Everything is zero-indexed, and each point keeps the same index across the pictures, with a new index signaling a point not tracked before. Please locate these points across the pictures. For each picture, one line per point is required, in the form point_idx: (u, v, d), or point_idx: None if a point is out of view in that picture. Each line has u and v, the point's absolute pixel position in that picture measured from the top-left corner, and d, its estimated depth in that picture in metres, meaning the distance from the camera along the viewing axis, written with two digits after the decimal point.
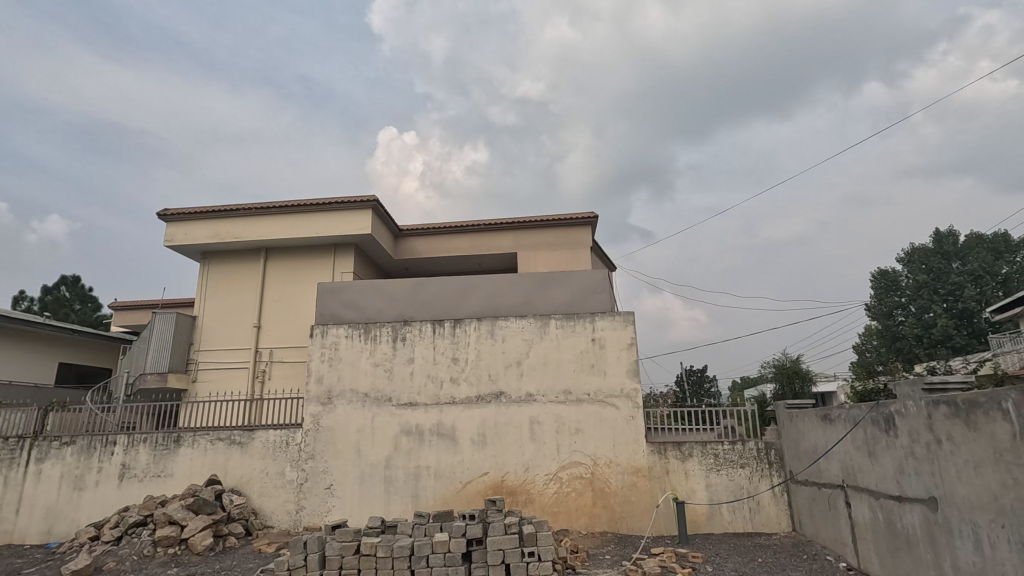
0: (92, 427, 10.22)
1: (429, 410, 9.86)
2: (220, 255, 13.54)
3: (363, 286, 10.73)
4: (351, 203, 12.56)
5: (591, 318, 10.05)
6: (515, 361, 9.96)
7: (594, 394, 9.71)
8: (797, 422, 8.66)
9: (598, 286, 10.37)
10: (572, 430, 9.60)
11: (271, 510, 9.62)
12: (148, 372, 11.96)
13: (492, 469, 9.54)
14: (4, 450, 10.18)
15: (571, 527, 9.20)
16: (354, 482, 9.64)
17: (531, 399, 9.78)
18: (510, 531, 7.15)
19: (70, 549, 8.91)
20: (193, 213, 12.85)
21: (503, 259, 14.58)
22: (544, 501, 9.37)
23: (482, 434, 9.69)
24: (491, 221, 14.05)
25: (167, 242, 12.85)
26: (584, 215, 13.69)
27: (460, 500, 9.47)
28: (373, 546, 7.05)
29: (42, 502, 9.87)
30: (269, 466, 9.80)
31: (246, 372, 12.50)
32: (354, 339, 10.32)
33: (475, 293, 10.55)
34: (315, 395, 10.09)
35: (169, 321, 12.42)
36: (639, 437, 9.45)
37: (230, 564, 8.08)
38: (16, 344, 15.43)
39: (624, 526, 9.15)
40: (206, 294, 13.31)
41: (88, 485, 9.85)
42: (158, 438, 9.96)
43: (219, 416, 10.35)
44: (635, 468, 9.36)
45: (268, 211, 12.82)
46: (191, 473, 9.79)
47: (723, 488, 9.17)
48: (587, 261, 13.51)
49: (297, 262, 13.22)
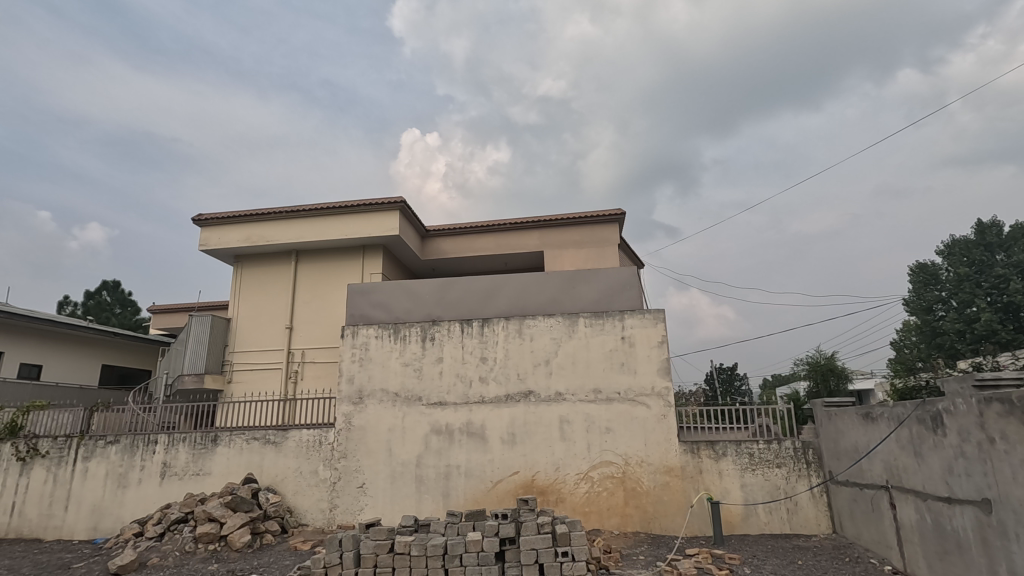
0: (134, 427, 10.53)
1: (459, 409, 9.90)
2: (253, 258, 13.84)
3: (392, 286, 10.83)
4: (379, 204, 12.68)
5: (620, 316, 9.95)
6: (544, 359, 9.93)
7: (624, 393, 9.61)
8: (836, 421, 8.41)
9: (627, 284, 10.25)
10: (603, 429, 9.52)
11: (305, 508, 9.79)
12: (186, 373, 12.31)
13: (523, 468, 9.52)
14: (53, 449, 10.58)
15: (602, 527, 9.14)
16: (385, 482, 9.74)
17: (561, 398, 9.73)
18: (543, 530, 7.12)
19: (116, 545, 9.22)
20: (226, 217, 13.15)
21: (530, 258, 14.55)
22: (575, 500, 9.31)
23: (512, 433, 9.68)
24: (517, 220, 14.03)
25: (202, 246, 13.17)
26: (611, 212, 13.56)
27: (491, 500, 9.47)
28: (407, 545, 7.10)
29: (89, 498, 10.23)
30: (303, 465, 9.96)
31: (280, 373, 12.76)
32: (384, 339, 10.42)
33: (503, 292, 10.54)
34: (347, 395, 10.22)
35: (205, 323, 12.76)
36: (671, 437, 9.31)
37: (267, 561, 8.23)
38: (63, 347, 16.12)
39: (657, 526, 9.03)
40: (239, 296, 13.61)
41: (131, 482, 10.17)
42: (197, 437, 10.22)
43: (254, 416, 10.57)
44: (667, 468, 9.23)
45: (298, 214, 13.02)
46: (228, 472, 10.03)
47: (759, 489, 8.98)
48: (614, 259, 13.40)
49: (326, 264, 13.42)
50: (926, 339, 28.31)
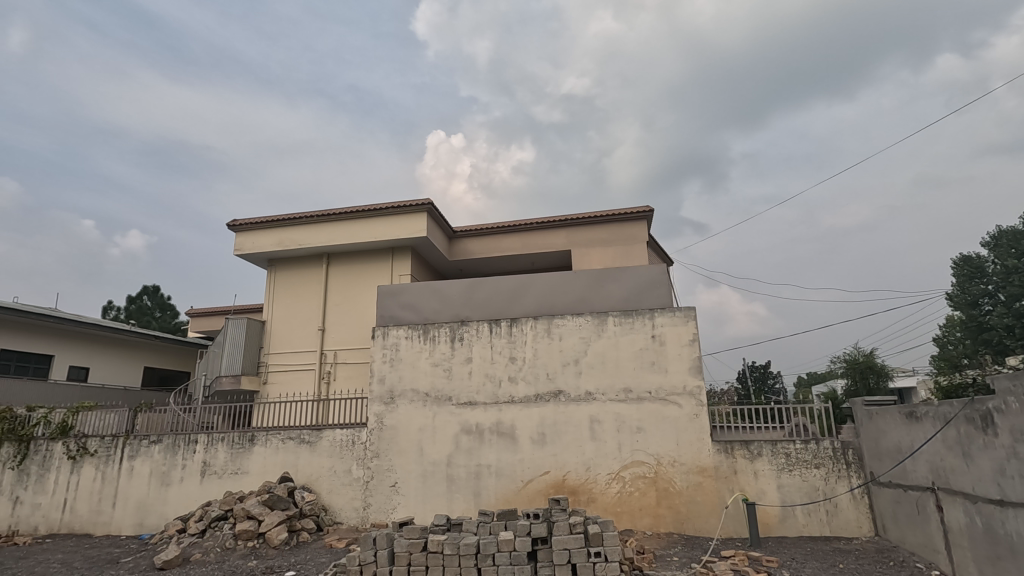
0: (175, 427, 10.87)
1: (489, 408, 9.94)
2: (285, 262, 14.15)
3: (421, 287, 10.94)
4: (407, 206, 12.82)
5: (650, 314, 9.83)
6: (573, 358, 9.88)
7: (655, 393, 9.50)
8: (878, 420, 8.14)
9: (656, 281, 10.11)
10: (633, 429, 9.43)
11: (339, 507, 9.96)
12: (223, 375, 12.67)
13: (553, 468, 9.50)
14: (101, 448, 11.01)
15: (634, 527, 9.06)
16: (417, 481, 9.84)
17: (591, 398, 9.67)
18: (575, 531, 7.09)
19: (161, 541, 9.55)
20: (259, 222, 13.47)
21: (557, 258, 14.50)
22: (607, 500, 9.25)
23: (542, 433, 9.67)
24: (544, 219, 14.01)
25: (237, 251, 13.52)
26: (639, 209, 13.40)
27: (522, 499, 9.47)
28: (440, 544, 7.15)
29: (135, 495, 10.61)
30: (337, 464, 10.14)
31: (313, 373, 13.02)
32: (414, 340, 10.53)
33: (531, 292, 10.53)
34: (378, 395, 10.36)
35: (241, 325, 13.10)
36: (703, 436, 9.17)
37: (304, 558, 8.41)
38: (107, 350, 16.74)
39: (691, 527, 8.90)
40: (273, 299, 13.94)
41: (174, 481, 10.51)
42: (235, 437, 10.50)
43: (289, 416, 10.79)
44: (700, 468, 9.09)
45: (328, 218, 13.25)
46: (265, 471, 10.28)
47: (796, 490, 8.76)
48: (642, 256, 13.24)
49: (356, 267, 13.63)
50: (972, 335, 27.22)
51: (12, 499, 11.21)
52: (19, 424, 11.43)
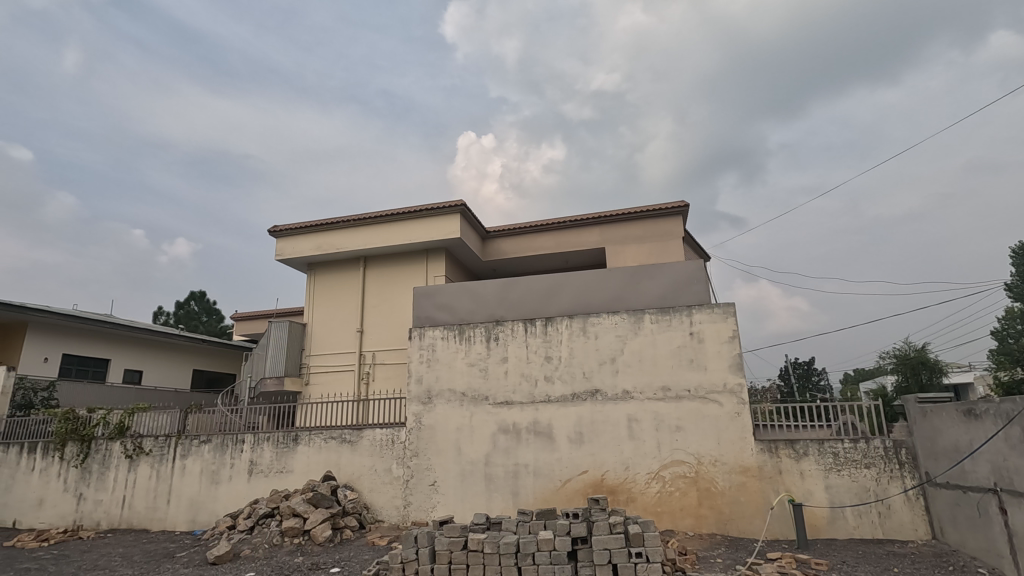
0: (223, 427, 11.27)
1: (526, 408, 9.94)
2: (324, 266, 14.48)
3: (456, 287, 11.02)
4: (440, 208, 12.95)
5: (688, 311, 9.65)
6: (610, 357, 9.80)
7: (695, 391, 9.33)
8: (933, 419, 7.78)
9: (694, 277, 9.92)
10: (673, 428, 9.28)
11: (380, 505, 10.14)
12: (268, 376, 13.08)
13: (591, 468, 9.44)
14: (155, 448, 11.52)
15: (675, 528, 8.93)
16: (455, 480, 9.93)
17: (628, 397, 9.56)
18: (616, 531, 7.02)
19: (212, 536, 9.92)
20: (299, 227, 13.84)
21: (591, 255, 14.40)
22: (646, 500, 9.13)
23: (579, 432, 9.62)
24: (577, 217, 13.93)
25: (278, 256, 13.93)
26: (674, 205, 13.17)
27: (560, 499, 9.45)
28: (480, 542, 7.19)
29: (188, 493, 11.06)
30: (377, 463, 10.33)
31: (353, 374, 13.30)
32: (450, 340, 10.63)
33: (565, 290, 10.48)
34: (416, 395, 10.51)
35: (283, 328, 13.49)
36: (746, 435, 8.96)
37: (348, 555, 8.60)
38: (158, 353, 17.51)
39: (734, 528, 8.71)
40: (313, 302, 14.30)
41: (223, 479, 10.91)
42: (279, 437, 10.82)
43: (330, 416, 11.04)
44: (743, 468, 8.88)
45: (364, 222, 13.50)
46: (309, 469, 10.55)
47: (845, 491, 8.45)
48: (678, 252, 13.02)
49: (392, 269, 13.85)
50: None
51: (76, 495, 11.84)
52: (80, 424, 12.05)
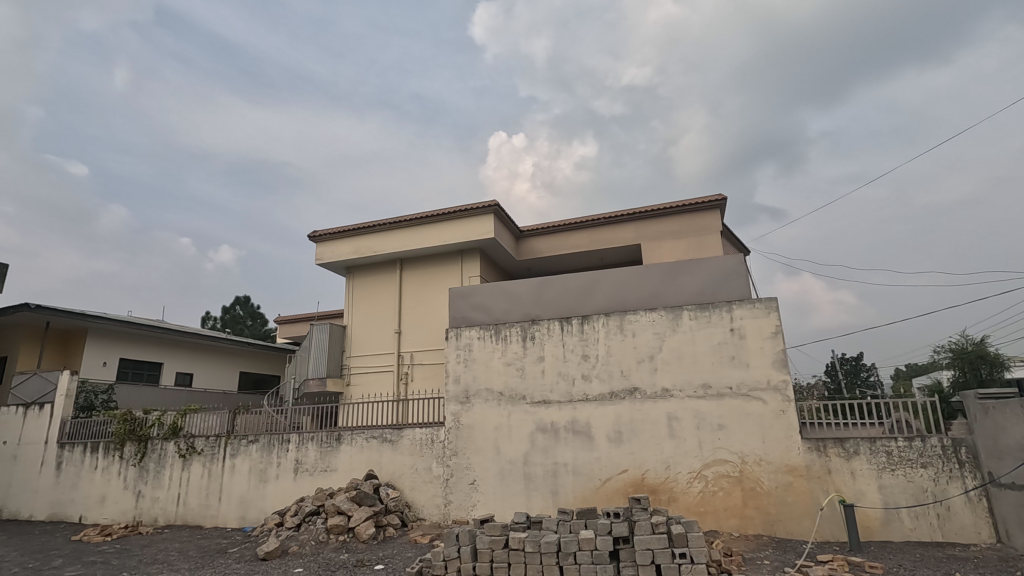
0: (270, 427, 11.63)
1: (564, 407, 9.91)
2: (362, 269, 14.77)
3: (491, 288, 11.07)
4: (474, 209, 13.04)
5: (728, 307, 9.43)
6: (648, 355, 9.67)
7: (737, 388, 9.11)
8: (996, 416, 7.38)
9: (734, 272, 9.67)
10: (714, 426, 9.09)
11: (422, 503, 10.28)
12: (311, 377, 13.45)
13: (631, 467, 9.33)
14: (207, 447, 12.00)
15: (720, 529, 8.74)
16: (494, 478, 9.99)
17: (668, 395, 9.41)
18: (658, 531, 6.92)
19: (262, 533, 10.26)
20: (337, 232, 14.16)
21: (626, 252, 14.24)
22: (689, 500, 8.97)
23: (618, 431, 9.52)
24: (611, 214, 13.79)
25: (318, 261, 14.29)
26: (711, 198, 12.88)
27: (601, 498, 9.38)
28: (521, 541, 7.21)
29: (238, 491, 11.47)
30: (417, 462, 10.47)
31: (392, 375, 13.52)
32: (486, 340, 10.69)
33: (601, 288, 10.39)
34: (454, 395, 10.62)
35: (324, 331, 13.83)
36: (792, 434, 8.70)
37: (391, 553, 8.75)
38: (207, 357, 18.20)
39: (782, 529, 8.47)
40: (353, 305, 14.60)
41: (270, 477, 11.26)
42: (323, 436, 11.10)
43: (371, 416, 11.25)
44: (790, 467, 8.62)
45: (400, 225, 13.72)
46: (352, 468, 10.79)
47: (900, 492, 8.10)
48: (717, 247, 12.74)
49: (428, 270, 14.02)
50: None
51: (135, 492, 12.43)
52: (137, 425, 12.65)
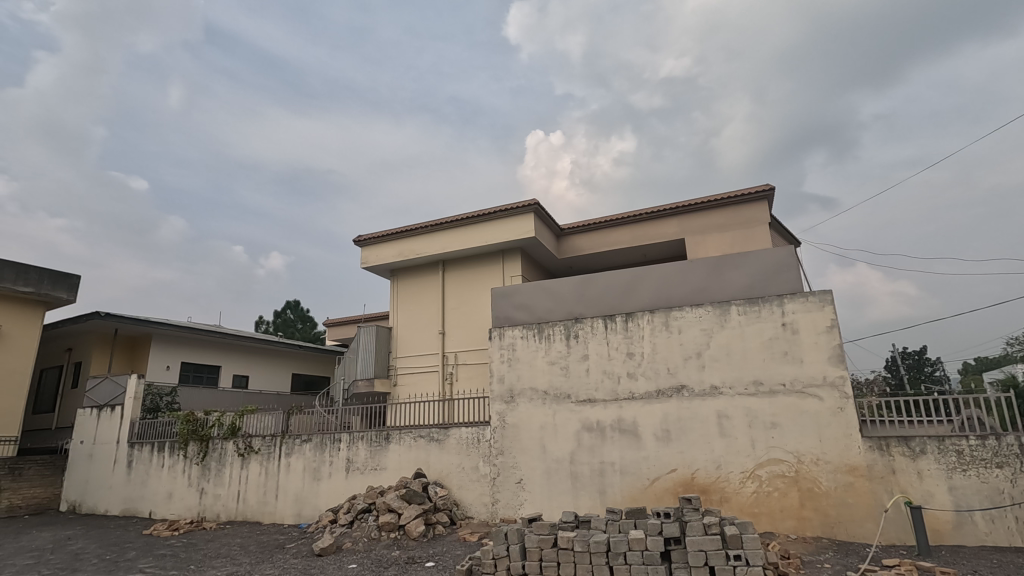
0: (322, 426, 12.00)
1: (609, 406, 9.80)
2: (405, 271, 15.04)
3: (533, 287, 11.06)
4: (514, 208, 13.07)
5: (779, 301, 9.11)
6: (695, 352, 9.46)
7: (791, 385, 8.79)
8: None
9: (784, 265, 9.33)
10: (768, 424, 8.80)
11: (469, 502, 10.38)
12: (359, 378, 13.81)
13: (681, 466, 9.14)
14: (264, 446, 12.49)
15: (776, 530, 8.46)
16: (541, 477, 9.98)
17: (717, 392, 9.18)
18: (711, 531, 6.75)
19: (317, 530, 10.60)
20: (381, 236, 14.48)
21: (670, 247, 13.95)
22: (742, 501, 8.71)
23: (666, 429, 9.35)
24: (653, 209, 13.55)
25: (363, 264, 14.64)
26: (758, 189, 12.47)
27: (649, 498, 9.23)
28: (570, 540, 7.17)
29: (293, 489, 11.88)
30: (464, 461, 10.58)
31: (438, 375, 13.71)
32: (530, 340, 10.70)
33: (645, 285, 10.23)
34: (499, 394, 10.67)
35: (371, 332, 14.17)
36: (851, 432, 8.33)
37: (441, 550, 8.87)
38: (261, 360, 18.95)
39: (843, 532, 8.12)
40: (398, 307, 14.89)
41: (324, 475, 11.61)
42: (373, 436, 11.36)
43: (418, 415, 11.44)
44: (849, 467, 8.25)
45: (441, 227, 13.90)
46: (401, 466, 11.00)
47: (973, 493, 7.63)
48: (765, 239, 12.32)
49: (470, 271, 14.14)
50: None
51: (199, 489, 13.06)
52: (199, 426, 13.29)
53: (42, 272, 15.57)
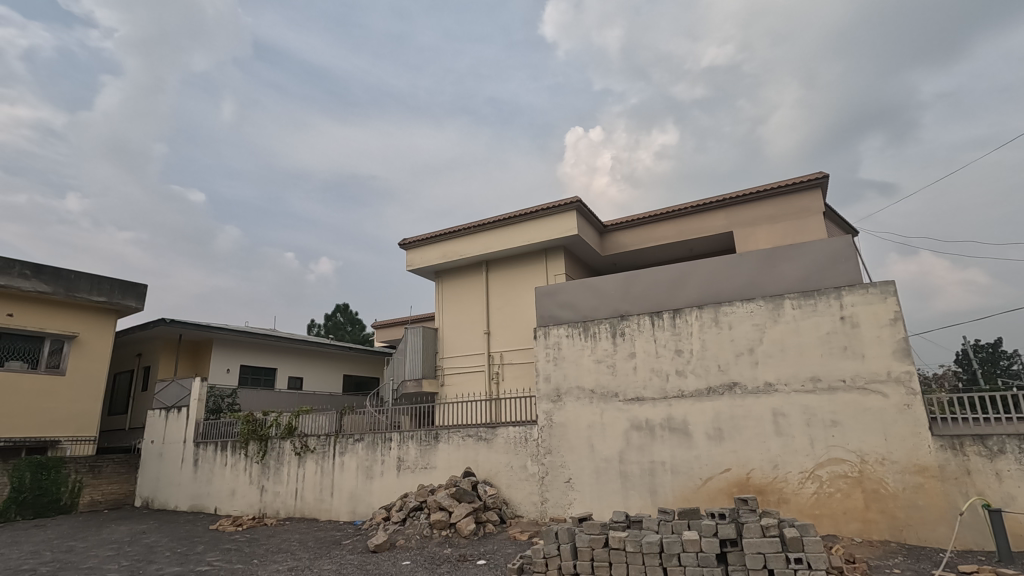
0: (373, 426, 12.31)
1: (658, 404, 9.63)
2: (450, 272, 15.23)
3: (577, 285, 10.98)
4: (556, 207, 13.01)
5: (836, 293, 8.72)
6: (747, 348, 9.17)
7: (851, 381, 8.39)
8: None
9: (842, 255, 8.91)
10: (827, 423, 8.43)
11: (519, 501, 10.41)
12: (408, 379, 14.09)
13: (735, 465, 8.88)
14: (319, 445, 12.91)
15: (839, 533, 8.10)
16: (590, 476, 9.91)
17: (772, 389, 8.86)
18: (769, 533, 6.53)
19: (371, 526, 10.88)
20: (425, 239, 14.72)
21: (718, 241, 13.57)
22: (801, 502, 8.39)
23: (718, 428, 9.10)
24: (700, 202, 13.21)
25: (409, 267, 14.92)
26: (811, 177, 11.96)
27: (702, 498, 9.00)
28: (621, 540, 7.09)
29: (348, 487, 12.23)
30: (512, 460, 10.61)
31: (484, 374, 13.82)
32: (575, 338, 10.64)
33: (693, 280, 9.98)
34: (546, 394, 10.66)
35: (418, 333, 14.43)
36: (919, 430, 7.87)
37: (492, 549, 8.94)
38: (314, 362, 19.60)
39: (913, 535, 7.69)
40: (443, 307, 15.10)
41: (376, 474, 11.91)
42: (422, 435, 11.56)
43: (466, 415, 11.55)
44: (918, 467, 7.81)
45: (484, 227, 14.00)
46: (450, 465, 11.14)
47: None
48: (820, 230, 11.81)
49: (514, 271, 14.18)
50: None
51: (259, 486, 13.63)
52: (258, 426, 13.86)
53: (114, 282, 16.64)
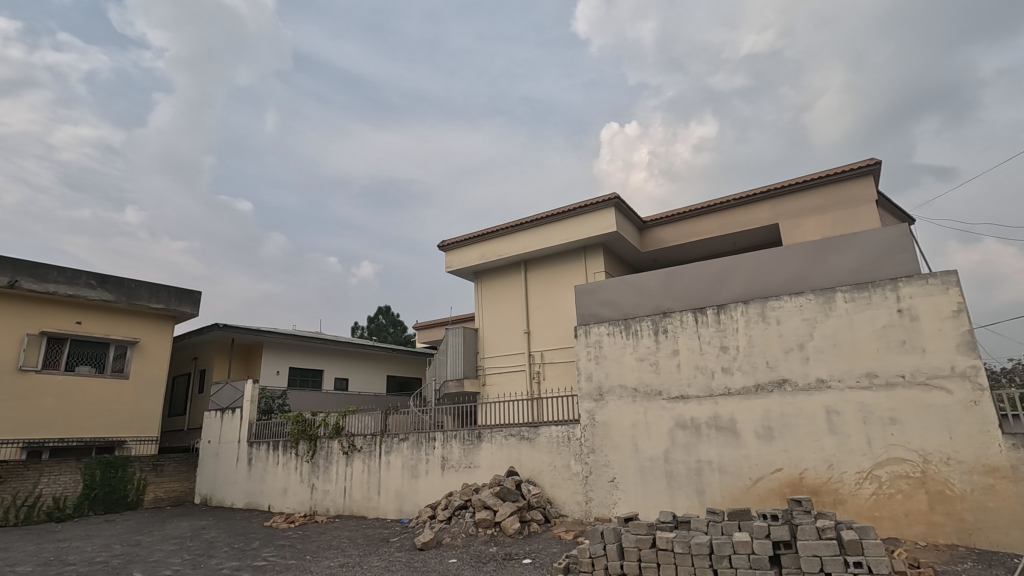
0: (418, 426, 12.51)
1: (704, 402, 9.41)
2: (489, 273, 15.31)
3: (618, 282, 10.85)
4: (594, 204, 12.89)
5: (893, 285, 8.32)
6: (797, 344, 8.86)
7: (911, 377, 7.99)
8: None
9: (898, 245, 8.49)
10: (886, 421, 8.05)
11: (563, 500, 10.37)
12: (449, 379, 14.25)
13: (787, 465, 8.58)
14: (365, 445, 13.21)
15: (901, 536, 7.72)
16: (635, 475, 9.78)
17: (825, 386, 8.53)
18: (826, 536, 6.29)
19: (418, 524, 11.06)
20: (464, 240, 14.84)
21: (763, 233, 13.15)
22: (859, 503, 8.04)
23: (767, 427, 8.82)
24: (743, 194, 12.83)
25: (449, 268, 15.08)
26: (863, 164, 11.43)
27: (753, 498, 8.75)
28: (669, 541, 6.97)
29: (394, 485, 12.46)
30: (556, 459, 10.58)
31: (525, 374, 13.83)
32: (617, 336, 10.52)
33: (738, 274, 9.71)
34: (588, 393, 10.59)
35: (458, 334, 14.57)
36: (988, 428, 7.43)
37: (537, 547, 8.95)
38: (358, 362, 20.07)
39: (984, 540, 7.25)
40: (483, 308, 15.19)
41: (421, 472, 12.09)
42: (465, 434, 11.66)
43: (509, 414, 11.59)
44: (988, 468, 7.36)
45: (522, 227, 14.01)
46: (493, 464, 11.19)
47: None
48: (873, 219, 11.28)
49: (552, 269, 14.13)
50: None
51: (310, 484, 14.05)
52: (307, 426, 14.29)
53: (170, 289, 17.42)
